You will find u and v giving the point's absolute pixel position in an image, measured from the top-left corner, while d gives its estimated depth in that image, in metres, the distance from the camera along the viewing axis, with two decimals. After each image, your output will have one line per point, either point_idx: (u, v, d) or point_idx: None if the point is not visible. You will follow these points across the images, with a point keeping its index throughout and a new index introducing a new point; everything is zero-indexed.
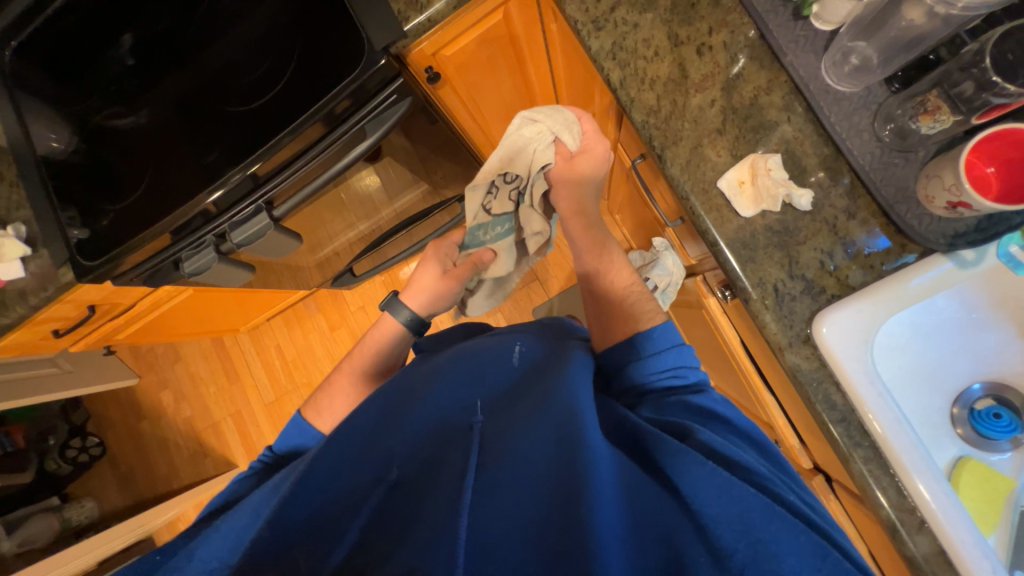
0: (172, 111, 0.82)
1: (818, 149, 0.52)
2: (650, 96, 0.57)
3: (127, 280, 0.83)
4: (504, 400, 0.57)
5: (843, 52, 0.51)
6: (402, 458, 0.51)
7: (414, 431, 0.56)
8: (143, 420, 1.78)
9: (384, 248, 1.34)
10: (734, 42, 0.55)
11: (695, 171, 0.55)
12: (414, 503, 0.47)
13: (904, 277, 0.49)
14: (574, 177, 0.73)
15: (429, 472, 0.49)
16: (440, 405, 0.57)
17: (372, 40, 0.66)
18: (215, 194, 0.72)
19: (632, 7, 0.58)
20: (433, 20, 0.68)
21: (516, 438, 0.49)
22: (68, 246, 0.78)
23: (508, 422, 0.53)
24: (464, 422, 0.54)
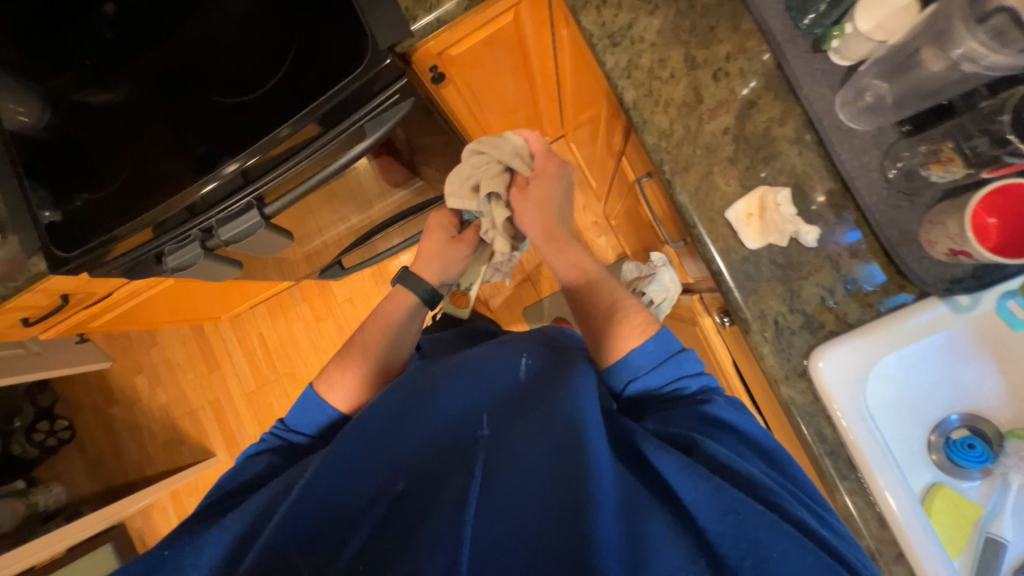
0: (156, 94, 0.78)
1: (826, 185, 0.53)
2: (662, 119, 0.56)
3: (106, 272, 0.78)
4: (506, 403, 0.55)
5: (858, 90, 0.50)
6: (404, 467, 0.50)
7: (416, 435, 0.53)
8: (115, 404, 1.72)
9: (375, 241, 1.31)
10: (751, 70, 0.54)
11: (704, 200, 0.55)
12: (418, 513, 0.46)
13: (899, 317, 0.50)
14: (536, 202, 0.70)
15: (431, 481, 0.48)
16: (439, 408, 0.55)
17: (376, 36, 0.62)
18: (207, 186, 0.69)
19: (649, 25, 0.56)
20: (442, 20, 0.65)
21: (518, 447, 0.48)
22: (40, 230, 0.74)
23: (515, 429, 0.51)
24: (464, 428, 0.53)
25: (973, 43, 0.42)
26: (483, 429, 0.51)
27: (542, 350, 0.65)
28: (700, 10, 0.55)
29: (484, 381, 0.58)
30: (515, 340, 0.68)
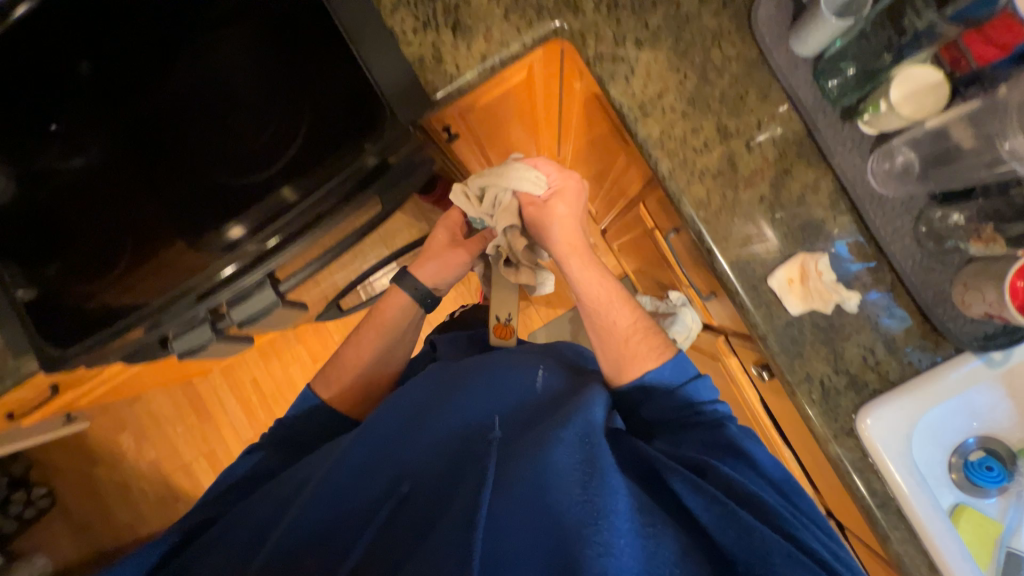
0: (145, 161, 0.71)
1: (862, 249, 0.54)
2: (699, 188, 0.56)
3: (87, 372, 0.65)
4: (518, 408, 0.57)
5: (886, 154, 0.52)
6: (415, 468, 0.53)
7: (429, 439, 0.55)
8: (97, 465, 1.60)
9: (376, 283, 1.26)
10: (782, 138, 0.55)
11: (746, 267, 0.56)
12: (426, 513, 0.49)
13: (938, 373, 0.53)
14: (551, 224, 0.65)
15: (440, 490, 0.50)
16: (453, 412, 0.57)
17: (396, 111, 0.58)
18: (227, 266, 0.59)
19: (680, 95, 0.56)
20: (463, 90, 0.62)
21: (525, 450, 0.48)
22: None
23: (524, 438, 0.51)
24: (475, 436, 0.54)
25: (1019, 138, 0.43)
26: (494, 434, 0.53)
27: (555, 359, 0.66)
28: (729, 77, 0.56)
29: (495, 386, 0.60)
30: (532, 350, 0.69)
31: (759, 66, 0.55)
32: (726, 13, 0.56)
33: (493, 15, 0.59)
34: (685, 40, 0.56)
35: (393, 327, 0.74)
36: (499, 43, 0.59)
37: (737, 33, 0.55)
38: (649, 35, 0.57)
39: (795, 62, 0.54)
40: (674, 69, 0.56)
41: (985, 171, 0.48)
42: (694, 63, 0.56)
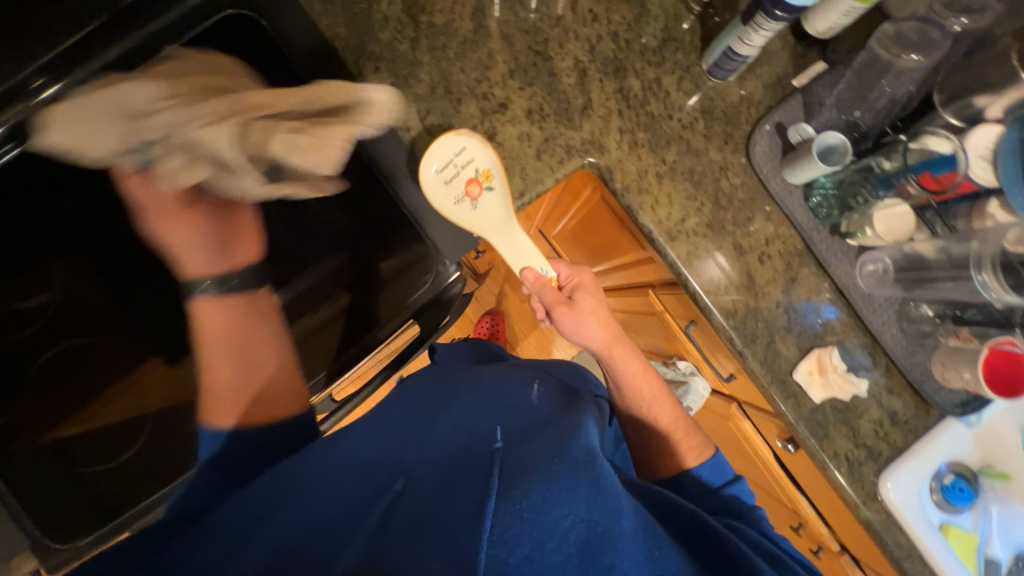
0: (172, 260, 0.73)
1: (861, 339, 0.65)
2: (727, 299, 0.64)
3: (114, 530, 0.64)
4: (517, 417, 0.54)
5: (869, 261, 0.63)
6: (409, 468, 0.50)
7: (429, 448, 0.52)
8: None
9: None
10: (787, 251, 0.65)
11: (774, 364, 0.64)
12: (419, 507, 0.43)
13: (933, 437, 0.64)
14: (588, 323, 0.65)
15: (433, 496, 0.44)
16: (451, 424, 0.54)
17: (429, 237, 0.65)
18: None
19: (700, 219, 0.64)
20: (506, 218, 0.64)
21: (532, 452, 0.45)
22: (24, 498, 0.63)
23: (525, 441, 0.48)
24: (475, 441, 0.50)
25: (987, 276, 0.55)
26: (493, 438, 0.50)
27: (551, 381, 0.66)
28: (737, 202, 0.65)
29: (495, 400, 0.58)
30: (527, 371, 0.68)
31: (761, 192, 0.65)
32: (729, 148, 0.65)
33: (527, 155, 0.63)
34: (698, 172, 0.64)
35: (257, 320, 0.62)
36: (534, 181, 0.63)
37: (740, 166, 0.65)
38: (667, 168, 0.64)
39: (789, 189, 0.64)
40: (692, 197, 0.64)
41: (950, 283, 0.59)
42: (708, 191, 0.64)
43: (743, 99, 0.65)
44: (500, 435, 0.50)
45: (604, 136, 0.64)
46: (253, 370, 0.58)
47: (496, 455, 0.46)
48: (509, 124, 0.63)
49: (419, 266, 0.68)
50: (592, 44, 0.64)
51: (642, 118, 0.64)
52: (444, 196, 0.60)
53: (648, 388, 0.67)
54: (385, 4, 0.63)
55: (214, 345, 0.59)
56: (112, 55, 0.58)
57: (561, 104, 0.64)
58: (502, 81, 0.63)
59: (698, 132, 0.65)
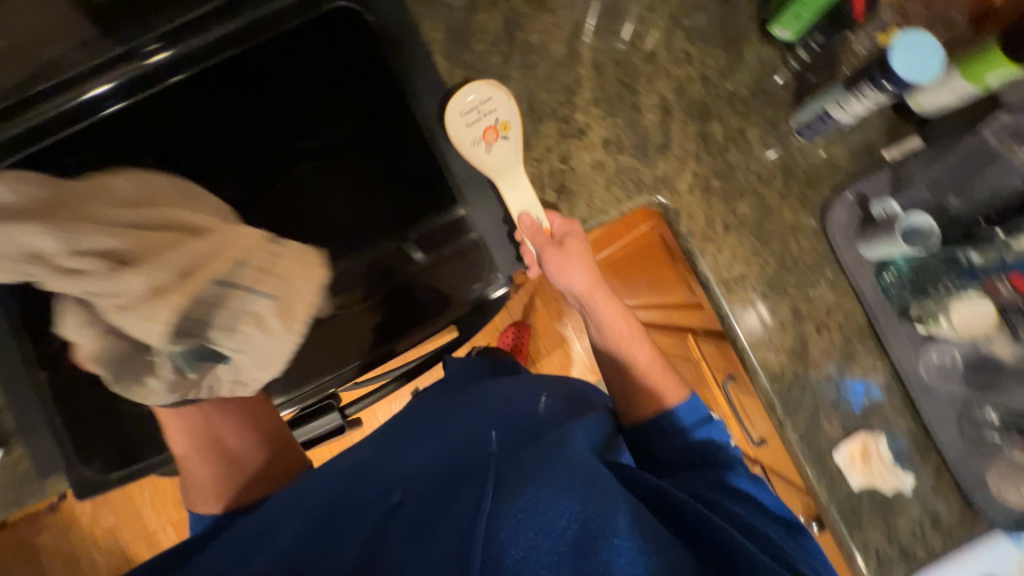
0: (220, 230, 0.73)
1: (912, 431, 0.61)
2: (775, 363, 0.62)
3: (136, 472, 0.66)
4: (517, 424, 0.56)
5: (936, 351, 0.60)
6: (406, 477, 0.51)
7: (429, 456, 0.53)
8: (40, 533, 1.42)
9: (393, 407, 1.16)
10: (847, 325, 0.62)
11: (814, 440, 0.61)
12: (419, 519, 0.45)
13: (976, 551, 0.60)
14: (575, 265, 0.60)
15: (430, 511, 0.46)
16: (451, 433, 0.56)
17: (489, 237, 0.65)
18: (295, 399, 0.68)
19: (761, 276, 0.63)
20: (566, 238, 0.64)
21: (527, 458, 0.46)
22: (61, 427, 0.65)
23: (521, 450, 0.49)
24: (474, 452, 0.52)
25: None
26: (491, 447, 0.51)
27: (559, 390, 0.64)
28: (803, 266, 0.63)
29: (500, 404, 0.60)
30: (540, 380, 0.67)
31: (830, 260, 0.63)
32: (803, 210, 0.63)
33: (597, 183, 0.63)
34: (768, 229, 0.63)
35: (221, 416, 0.59)
36: (599, 210, 0.63)
37: (812, 231, 0.63)
38: (736, 220, 0.63)
39: (860, 262, 0.61)
40: (756, 252, 0.63)
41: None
42: (774, 250, 0.63)
43: (827, 163, 0.63)
44: (499, 446, 0.51)
45: (677, 178, 0.63)
46: (229, 457, 0.57)
47: (492, 466, 0.47)
48: (585, 150, 0.63)
49: (474, 251, 0.68)
50: (681, 84, 0.64)
51: (718, 166, 0.63)
52: (464, 140, 0.61)
53: (623, 335, 0.63)
54: (486, 17, 0.65)
55: (179, 447, 0.57)
56: (218, 32, 0.61)
57: (640, 139, 0.63)
58: (585, 107, 0.64)
59: (774, 189, 0.63)
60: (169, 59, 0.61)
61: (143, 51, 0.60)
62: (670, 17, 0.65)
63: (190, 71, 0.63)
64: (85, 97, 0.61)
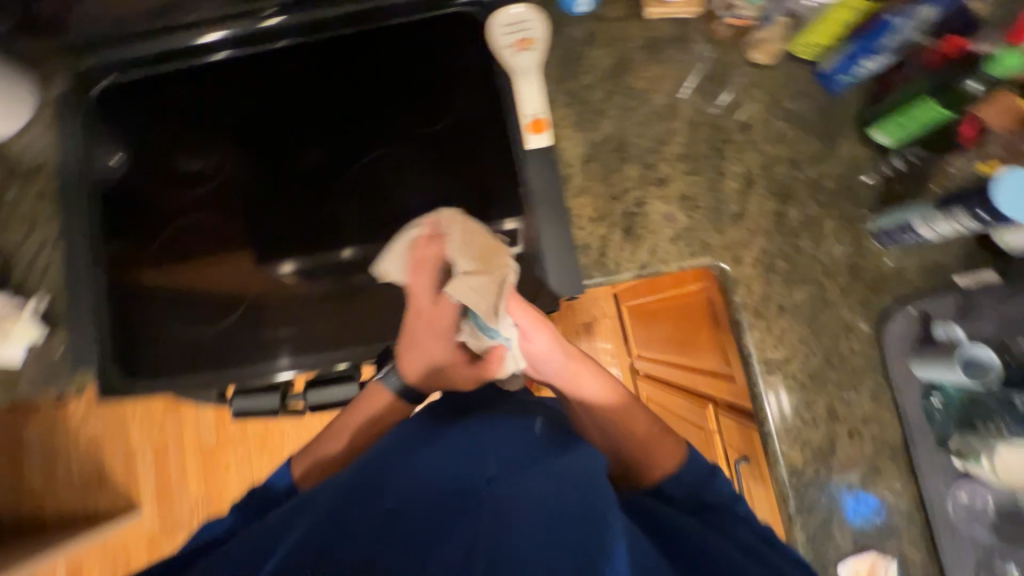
0: (269, 165, 0.71)
1: (924, 566, 0.59)
2: (798, 456, 0.61)
3: (159, 387, 0.68)
4: (509, 436, 0.50)
5: (962, 491, 0.59)
6: (402, 489, 0.45)
7: (424, 465, 0.47)
8: (31, 420, 1.46)
9: None
10: (881, 438, 0.61)
11: (819, 545, 0.60)
12: (402, 532, 0.40)
13: None
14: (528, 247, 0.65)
15: (426, 518, 0.41)
16: (449, 444, 0.50)
17: (545, 236, 0.64)
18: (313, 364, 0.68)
19: (804, 366, 0.62)
20: (643, 273, 0.64)
21: (529, 479, 0.43)
22: (88, 324, 0.66)
23: (519, 473, 0.44)
24: (467, 472, 0.45)
25: None
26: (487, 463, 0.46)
27: (559, 419, 0.57)
28: (848, 367, 0.62)
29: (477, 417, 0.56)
30: (535, 405, 0.60)
31: (875, 368, 0.62)
32: (862, 312, 0.63)
33: (665, 235, 0.64)
34: (821, 321, 0.63)
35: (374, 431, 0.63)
36: (660, 258, 0.64)
37: (866, 333, 0.62)
38: (792, 304, 0.63)
39: (909, 378, 0.61)
40: (805, 341, 0.62)
41: None
42: (823, 343, 0.62)
43: (897, 273, 0.63)
44: (498, 464, 0.46)
45: (745, 249, 0.64)
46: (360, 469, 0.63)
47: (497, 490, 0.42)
48: (660, 200, 0.65)
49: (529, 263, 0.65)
50: (769, 160, 0.65)
51: (787, 247, 0.64)
52: (494, 53, 0.66)
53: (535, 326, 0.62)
54: (599, 54, 0.68)
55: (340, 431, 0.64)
56: (338, 11, 0.68)
57: (716, 202, 0.65)
58: (670, 159, 0.66)
59: (837, 285, 0.63)
60: (280, 25, 0.68)
61: (262, 13, 0.67)
62: (773, 95, 0.67)
63: (299, 38, 0.70)
64: (198, 40, 0.69)
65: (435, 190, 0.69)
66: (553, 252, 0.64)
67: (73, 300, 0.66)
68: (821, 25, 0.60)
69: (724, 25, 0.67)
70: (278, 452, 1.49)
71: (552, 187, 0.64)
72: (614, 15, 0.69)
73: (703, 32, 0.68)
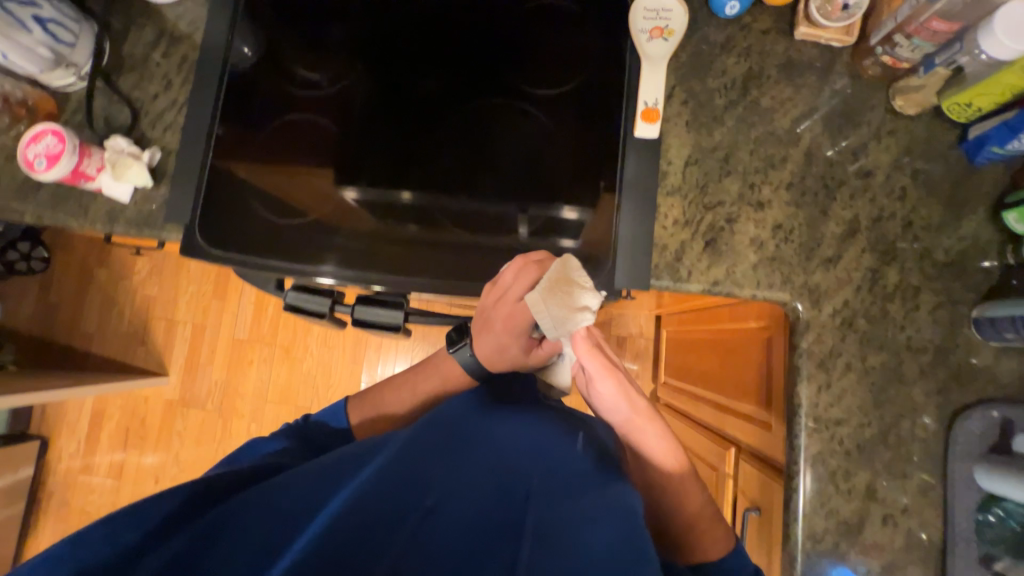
0: (382, 87, 0.73)
1: None
2: (821, 523, 0.57)
3: (223, 259, 0.69)
4: (557, 453, 0.54)
5: None
6: (442, 489, 0.51)
7: (474, 465, 0.54)
8: (101, 268, 1.60)
9: None
10: (917, 535, 0.56)
11: None
12: (452, 534, 0.48)
13: None
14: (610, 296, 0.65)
15: (470, 520, 0.49)
16: (499, 448, 0.55)
17: (623, 223, 0.63)
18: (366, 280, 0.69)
19: (855, 435, 0.58)
20: (713, 290, 0.62)
21: (563, 512, 0.48)
22: (188, 185, 0.71)
23: (563, 499, 0.49)
24: (514, 484, 0.51)
25: None
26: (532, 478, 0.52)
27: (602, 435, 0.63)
28: (903, 450, 0.57)
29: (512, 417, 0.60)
30: (573, 419, 0.64)
31: (933, 460, 0.57)
32: (935, 399, 0.58)
33: (748, 259, 0.61)
34: (888, 394, 0.58)
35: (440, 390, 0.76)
36: (735, 280, 0.61)
37: (934, 422, 0.57)
38: (861, 368, 0.59)
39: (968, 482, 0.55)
40: (864, 410, 0.58)
41: None
42: (883, 418, 0.58)
43: (988, 370, 0.58)
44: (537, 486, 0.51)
45: (827, 298, 0.60)
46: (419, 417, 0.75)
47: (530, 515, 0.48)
48: (753, 223, 0.62)
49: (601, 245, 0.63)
50: (881, 214, 0.61)
51: (874, 309, 0.60)
52: (630, 34, 0.66)
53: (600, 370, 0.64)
54: (732, 61, 0.66)
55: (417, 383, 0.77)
56: None
57: (811, 241, 0.61)
58: (776, 184, 0.63)
59: (918, 363, 0.59)
60: None
61: None
62: (907, 148, 0.62)
63: None
64: None
65: (530, 151, 0.68)
66: (628, 244, 0.63)
67: (182, 161, 0.72)
68: (986, 86, 0.55)
69: (875, 63, 0.62)
70: (297, 366, 1.56)
71: (646, 180, 0.63)
72: (760, 27, 0.66)
73: (849, 66, 0.64)
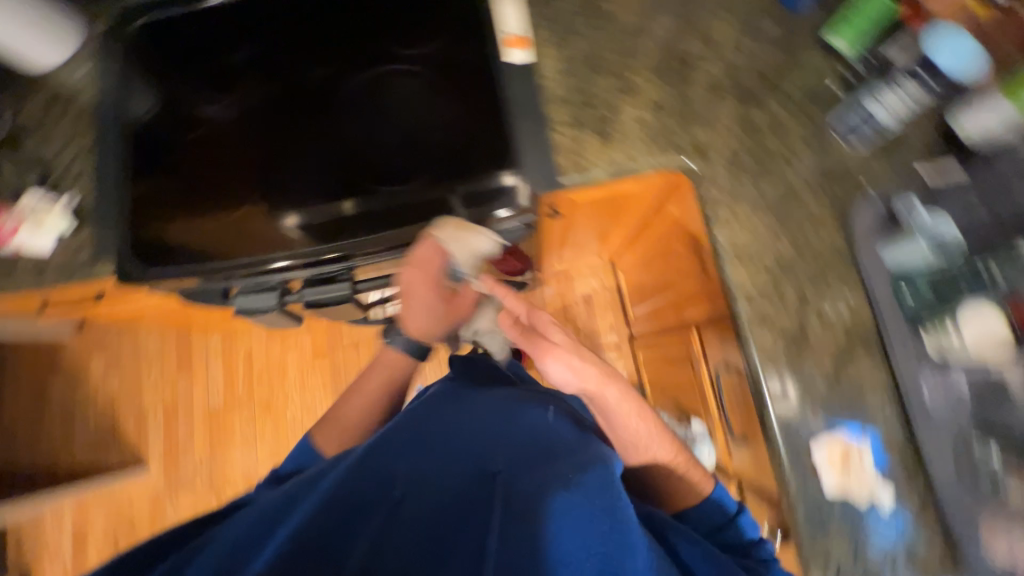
0: None
1: (902, 451, 0.58)
2: (768, 341, 0.62)
3: (162, 282, 0.69)
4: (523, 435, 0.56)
5: (940, 370, 0.58)
6: (410, 478, 0.52)
7: (442, 452, 0.55)
8: (55, 376, 1.54)
9: None
10: (852, 324, 0.61)
11: (792, 430, 0.60)
12: (424, 519, 0.48)
13: None
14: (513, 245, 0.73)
15: (444, 499, 0.50)
16: (468, 435, 0.57)
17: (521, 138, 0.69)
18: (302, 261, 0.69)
19: (773, 256, 0.64)
20: (616, 172, 0.68)
21: (532, 481, 0.50)
22: (112, 221, 0.73)
23: (533, 474, 0.50)
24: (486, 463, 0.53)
25: None
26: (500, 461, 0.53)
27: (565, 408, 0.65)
28: (817, 256, 0.63)
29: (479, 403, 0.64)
30: (538, 396, 0.67)
31: (845, 257, 0.63)
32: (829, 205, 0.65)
33: (637, 137, 0.68)
34: (789, 214, 0.65)
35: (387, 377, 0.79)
36: (632, 157, 0.68)
37: (833, 224, 0.64)
38: (759, 199, 0.65)
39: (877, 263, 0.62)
40: (774, 233, 0.64)
41: None
42: (791, 235, 0.64)
43: (863, 168, 0.65)
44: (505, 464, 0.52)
45: (713, 149, 0.67)
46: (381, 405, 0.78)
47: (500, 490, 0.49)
48: (631, 106, 0.69)
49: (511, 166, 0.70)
50: (735, 70, 0.70)
51: (754, 147, 0.67)
52: None
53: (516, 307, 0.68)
54: None
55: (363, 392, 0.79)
56: None
57: (685, 107, 0.69)
58: (642, 70, 0.70)
59: (804, 180, 0.66)
60: None
61: None
62: (738, 13, 0.72)
63: None
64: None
65: None
66: (532, 154, 0.68)
67: (100, 200, 0.74)
68: None
69: None
70: (281, 417, 1.51)
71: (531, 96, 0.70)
72: None
73: None
